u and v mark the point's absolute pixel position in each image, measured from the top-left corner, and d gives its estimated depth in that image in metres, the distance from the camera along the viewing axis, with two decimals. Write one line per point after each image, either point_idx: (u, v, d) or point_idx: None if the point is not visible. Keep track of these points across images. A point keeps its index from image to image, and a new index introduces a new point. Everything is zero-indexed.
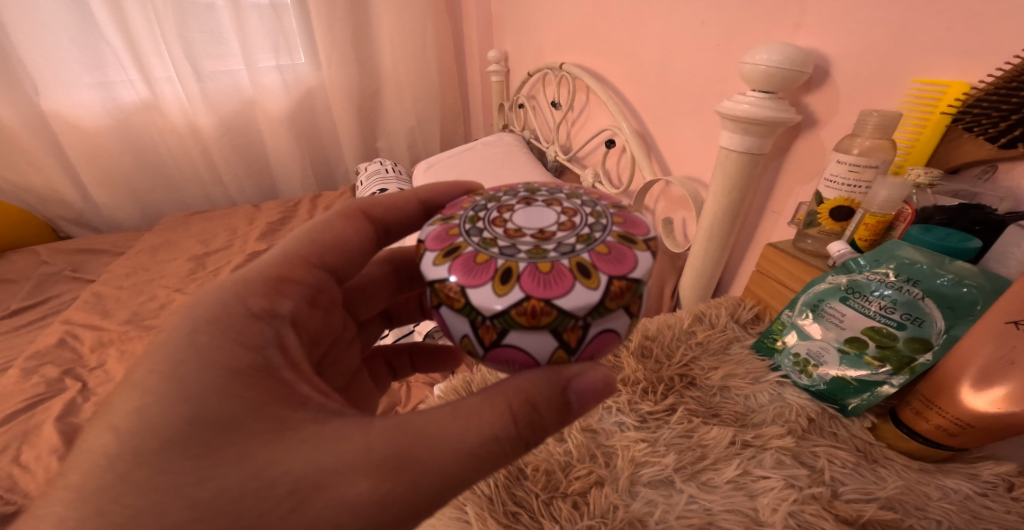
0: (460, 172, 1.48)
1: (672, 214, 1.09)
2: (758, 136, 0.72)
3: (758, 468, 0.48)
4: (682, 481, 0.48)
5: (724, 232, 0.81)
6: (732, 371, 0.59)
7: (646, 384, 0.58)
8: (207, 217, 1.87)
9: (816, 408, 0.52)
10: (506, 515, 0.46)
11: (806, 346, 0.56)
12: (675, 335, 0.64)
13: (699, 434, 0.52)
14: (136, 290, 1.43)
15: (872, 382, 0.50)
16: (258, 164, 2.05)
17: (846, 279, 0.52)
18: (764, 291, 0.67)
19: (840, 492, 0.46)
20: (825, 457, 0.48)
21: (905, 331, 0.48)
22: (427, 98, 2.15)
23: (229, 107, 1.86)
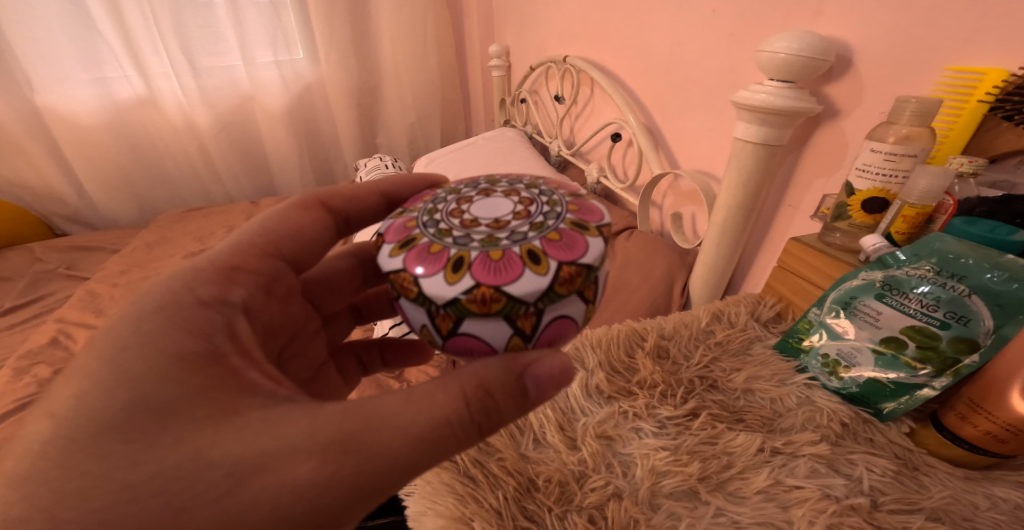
0: (460, 169, 1.43)
1: (681, 209, 1.05)
2: (776, 126, 0.68)
3: (790, 477, 0.45)
4: (707, 492, 0.44)
5: (738, 227, 0.78)
6: (756, 373, 0.55)
7: (664, 387, 0.54)
8: (205, 213, 1.83)
9: (849, 412, 0.49)
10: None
11: (835, 346, 0.53)
12: (693, 336, 0.61)
13: (724, 440, 0.48)
14: (131, 287, 1.40)
15: (910, 385, 0.47)
16: (256, 161, 2.00)
17: (883, 274, 0.49)
18: (785, 287, 0.64)
19: (881, 502, 0.42)
20: (863, 465, 0.45)
21: (949, 331, 0.45)
22: (427, 92, 2.10)
23: (227, 103, 1.82)
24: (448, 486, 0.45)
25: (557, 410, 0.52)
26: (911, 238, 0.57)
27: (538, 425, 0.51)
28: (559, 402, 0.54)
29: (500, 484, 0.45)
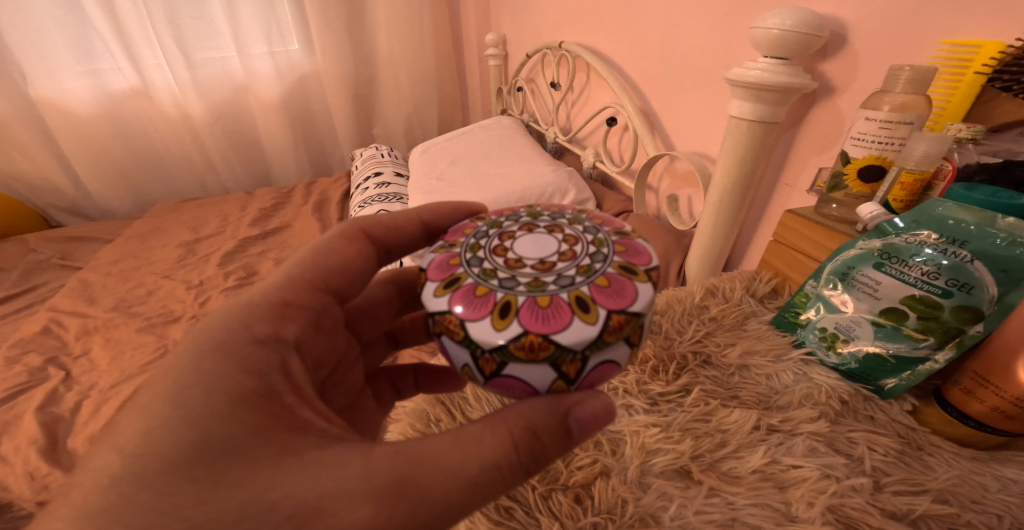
0: (456, 159, 1.38)
1: (677, 191, 1.03)
2: (772, 103, 0.65)
3: (787, 456, 0.43)
4: (700, 472, 0.43)
5: (734, 207, 0.75)
6: (751, 348, 0.54)
7: (656, 362, 0.53)
8: (200, 204, 1.81)
9: (849, 389, 0.48)
10: (498, 510, 0.42)
11: (833, 320, 0.51)
12: (687, 311, 0.60)
13: (718, 418, 0.47)
14: (124, 276, 1.38)
15: (912, 360, 0.46)
16: (251, 152, 1.96)
17: (881, 243, 0.47)
18: (781, 262, 0.62)
19: (883, 484, 0.41)
20: (865, 444, 0.43)
21: (951, 300, 0.42)
22: (423, 82, 2.06)
23: (222, 95, 1.80)
24: None
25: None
26: (910, 207, 0.54)
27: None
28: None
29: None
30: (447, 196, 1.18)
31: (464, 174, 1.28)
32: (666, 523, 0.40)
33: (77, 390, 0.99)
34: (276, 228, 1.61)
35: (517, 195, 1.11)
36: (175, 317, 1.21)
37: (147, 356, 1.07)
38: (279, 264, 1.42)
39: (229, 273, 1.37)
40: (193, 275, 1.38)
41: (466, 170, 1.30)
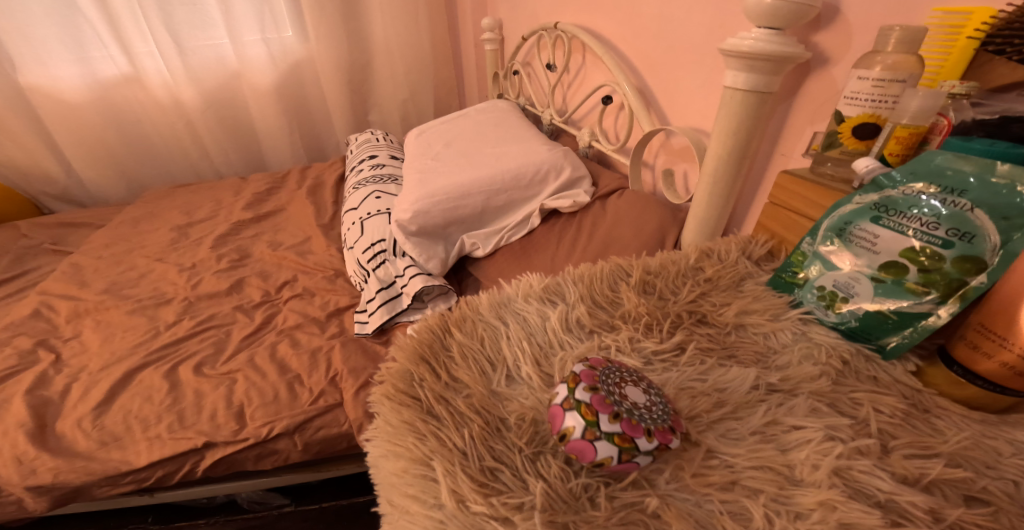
0: (451, 143, 1.33)
1: (673, 167, 1.01)
2: (765, 71, 0.63)
3: (789, 416, 0.39)
4: (697, 433, 0.38)
5: (730, 177, 0.73)
6: (749, 306, 0.50)
7: (648, 319, 0.49)
8: (193, 189, 1.77)
9: (850, 348, 0.44)
10: (482, 472, 0.35)
11: (832, 278, 0.48)
12: (681, 271, 0.56)
13: (713, 376, 0.43)
14: (116, 259, 1.35)
15: (914, 316, 0.43)
16: (245, 138, 1.91)
17: (877, 196, 0.45)
18: (778, 223, 0.59)
19: (892, 448, 0.36)
20: (869, 405, 0.39)
21: (952, 251, 0.40)
22: (420, 68, 1.99)
23: (214, 81, 1.75)
24: (409, 425, 0.38)
25: (534, 345, 0.45)
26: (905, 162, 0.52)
27: (512, 358, 0.44)
28: (537, 337, 0.47)
29: (466, 422, 0.38)
30: (442, 176, 1.14)
31: (459, 156, 1.24)
32: (660, 486, 0.35)
33: (66, 373, 0.96)
34: (270, 212, 1.58)
35: (514, 172, 1.04)
36: (167, 300, 1.19)
37: (139, 338, 1.05)
38: (273, 247, 1.38)
39: (222, 256, 1.35)
40: (185, 258, 1.35)
41: (461, 152, 1.26)
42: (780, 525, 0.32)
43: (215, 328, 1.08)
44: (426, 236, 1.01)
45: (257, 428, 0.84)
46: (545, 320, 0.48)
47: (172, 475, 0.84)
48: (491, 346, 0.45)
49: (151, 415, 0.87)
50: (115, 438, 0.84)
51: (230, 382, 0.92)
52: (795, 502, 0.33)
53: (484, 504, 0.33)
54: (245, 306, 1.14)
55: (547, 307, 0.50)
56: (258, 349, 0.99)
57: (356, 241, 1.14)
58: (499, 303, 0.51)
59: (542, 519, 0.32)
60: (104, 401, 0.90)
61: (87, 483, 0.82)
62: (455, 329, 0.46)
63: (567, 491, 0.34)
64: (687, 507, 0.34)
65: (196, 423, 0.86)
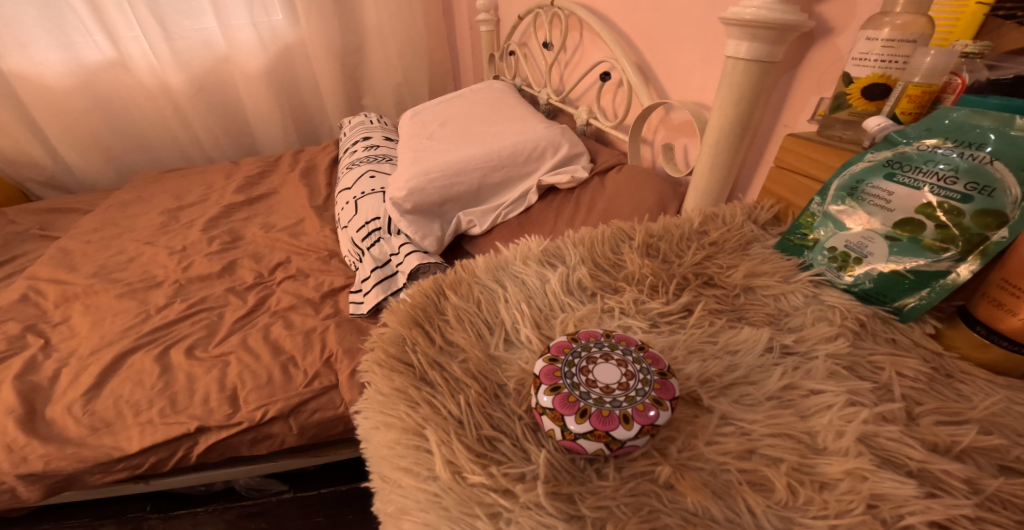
0: (447, 123, 1.29)
1: (672, 142, 0.98)
2: (769, 41, 0.59)
3: (807, 380, 0.36)
4: (710, 398, 0.35)
5: (731, 149, 0.69)
6: (758, 269, 0.48)
7: (653, 279, 0.46)
8: (183, 174, 1.72)
9: (868, 310, 0.42)
10: (479, 442, 0.33)
11: (843, 239, 0.45)
12: (685, 235, 0.53)
13: (725, 338, 0.41)
14: (104, 244, 1.31)
15: (932, 275, 0.40)
16: (235, 122, 1.84)
17: (890, 153, 0.43)
18: (784, 187, 0.57)
19: (918, 414, 0.34)
20: (892, 369, 0.37)
21: (972, 205, 0.38)
22: (413, 51, 1.91)
23: (202, 66, 1.68)
24: (402, 393, 0.35)
25: (532, 307, 0.43)
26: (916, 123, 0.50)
27: (510, 321, 0.42)
28: (536, 299, 0.45)
29: (462, 389, 0.36)
30: (436, 155, 1.10)
31: (454, 135, 1.20)
32: (674, 456, 0.31)
33: (55, 358, 0.93)
34: (262, 195, 1.55)
35: (510, 149, 1.02)
36: (157, 283, 1.16)
37: (129, 322, 1.02)
38: (265, 229, 1.35)
39: (214, 239, 1.31)
40: (176, 242, 1.32)
41: (457, 131, 1.22)
42: (804, 495, 0.29)
43: (207, 311, 1.05)
44: (421, 214, 0.98)
45: (251, 412, 0.82)
46: (545, 282, 0.46)
47: (165, 462, 0.82)
48: (487, 309, 0.43)
49: (142, 400, 0.84)
50: (106, 423, 0.82)
51: (223, 364, 0.89)
52: (819, 471, 0.30)
53: (482, 474, 0.31)
54: (237, 288, 1.11)
55: (547, 270, 0.48)
56: (250, 331, 0.97)
57: (350, 220, 1.11)
58: (496, 267, 0.48)
59: (546, 490, 0.30)
60: (94, 386, 0.87)
61: (79, 471, 0.79)
62: (450, 292, 0.44)
63: (570, 461, 0.32)
64: (701, 477, 0.30)
65: (188, 407, 0.83)
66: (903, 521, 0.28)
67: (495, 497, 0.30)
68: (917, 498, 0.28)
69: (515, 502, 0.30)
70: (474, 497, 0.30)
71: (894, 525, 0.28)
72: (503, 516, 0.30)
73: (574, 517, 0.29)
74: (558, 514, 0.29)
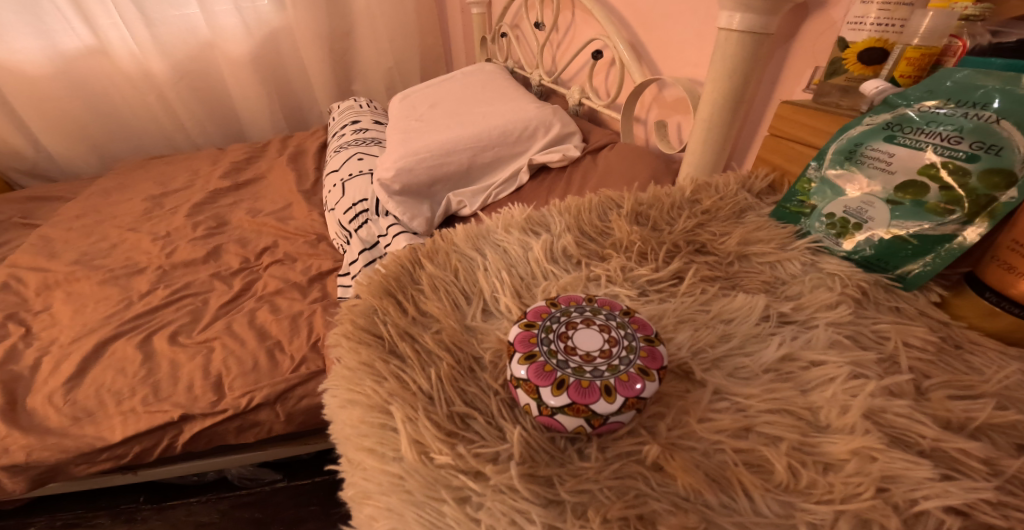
0: (437, 104, 1.24)
1: (665, 119, 0.95)
2: (763, 12, 0.56)
3: (807, 350, 0.34)
4: (702, 371, 0.33)
5: (724, 125, 0.65)
6: (754, 236, 0.46)
7: (641, 246, 0.44)
8: (168, 161, 1.65)
9: (869, 278, 0.40)
10: (450, 419, 0.30)
11: (842, 204, 0.44)
12: (676, 204, 0.51)
13: (718, 305, 0.39)
14: (87, 231, 1.27)
15: (938, 239, 0.38)
16: (221, 108, 1.76)
17: (890, 115, 0.41)
18: (779, 155, 0.54)
19: (927, 388, 0.32)
20: (898, 339, 0.35)
21: (978, 165, 0.36)
22: (404, 33, 1.78)
23: (185, 52, 1.60)
24: (368, 367, 0.33)
25: (514, 276, 0.41)
26: None
27: (489, 290, 0.40)
28: (518, 268, 0.42)
29: (433, 361, 0.33)
30: (425, 136, 1.06)
31: (444, 116, 1.16)
32: (662, 434, 0.29)
33: (36, 347, 0.90)
34: (249, 180, 1.49)
35: (500, 128, 0.98)
36: (140, 269, 1.12)
37: (111, 309, 0.98)
38: (252, 214, 1.30)
39: (199, 224, 1.27)
40: (160, 227, 1.27)
41: (446, 112, 1.17)
42: (807, 478, 0.27)
43: (192, 297, 1.02)
44: (410, 195, 0.95)
45: (236, 399, 0.79)
46: (528, 250, 0.44)
47: (150, 451, 0.79)
48: (465, 278, 0.41)
49: (124, 388, 0.81)
50: (87, 413, 0.79)
51: (207, 350, 0.87)
52: (822, 451, 0.28)
53: (451, 453, 0.28)
54: (223, 273, 1.08)
55: (530, 237, 0.46)
56: (236, 316, 0.94)
57: (337, 202, 1.08)
58: (476, 235, 0.46)
59: (519, 471, 0.27)
60: (75, 374, 0.84)
61: (61, 462, 0.76)
62: (426, 261, 0.42)
63: (549, 441, 0.30)
64: (693, 458, 0.28)
65: (172, 395, 0.80)
66: (916, 506, 0.25)
67: (464, 479, 0.27)
68: (930, 480, 0.26)
69: (484, 484, 0.27)
70: (442, 480, 0.28)
71: (906, 511, 0.25)
72: (474, 501, 0.27)
73: (551, 502, 0.27)
74: (534, 499, 0.27)
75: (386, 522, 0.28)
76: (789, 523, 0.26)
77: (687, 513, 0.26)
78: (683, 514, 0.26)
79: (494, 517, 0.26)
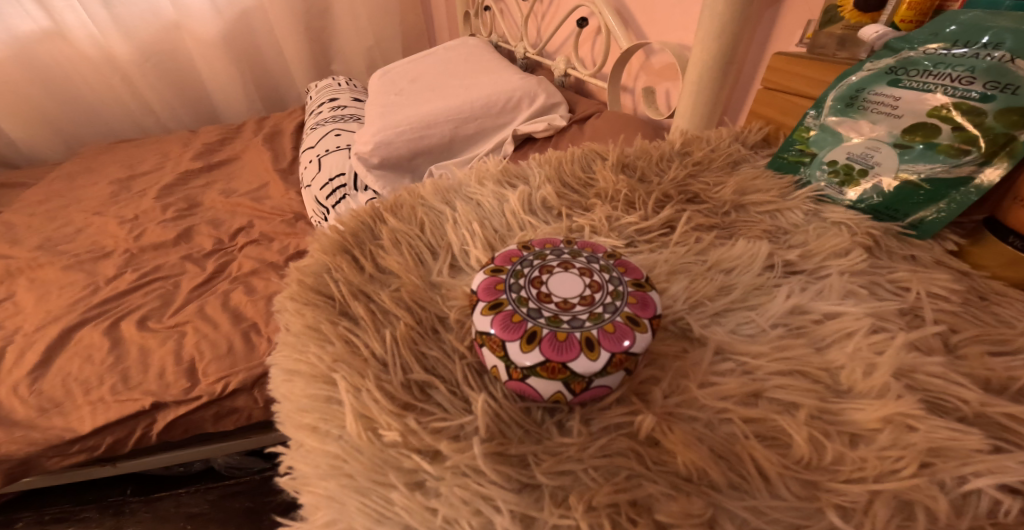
0: (416, 75, 1.16)
1: (653, 87, 0.91)
2: None
3: (819, 302, 0.31)
4: (701, 328, 0.30)
5: (715, 89, 0.61)
6: (753, 185, 0.43)
7: (627, 194, 0.41)
8: (136, 145, 1.47)
9: (879, 226, 0.37)
10: (407, 389, 0.27)
11: (845, 151, 0.41)
12: (664, 156, 0.47)
13: (716, 254, 0.36)
14: (49, 215, 1.12)
15: (952, 183, 0.35)
16: (191, 89, 1.60)
17: (893, 59, 0.39)
18: (773, 108, 0.51)
19: (955, 343, 0.29)
20: (920, 290, 0.32)
21: (993, 104, 0.33)
22: (384, 10, 1.66)
23: (149, 34, 1.45)
24: (315, 329, 0.29)
25: (487, 228, 0.38)
26: None
27: (459, 243, 0.37)
28: (492, 221, 0.40)
29: (390, 322, 0.30)
30: (404, 109, 1.00)
31: (423, 88, 1.09)
32: (658, 403, 0.26)
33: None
34: (223, 161, 1.34)
35: (483, 100, 0.93)
36: (106, 253, 0.99)
37: (75, 295, 0.88)
38: (225, 194, 1.18)
39: (168, 206, 1.13)
40: (126, 210, 1.13)
41: (427, 84, 1.10)
42: (834, 452, 0.24)
43: (162, 280, 0.92)
44: (389, 169, 0.90)
45: (210, 385, 0.72)
46: (503, 202, 0.41)
47: (123, 443, 0.72)
48: (431, 232, 0.38)
49: (92, 377, 0.73)
50: (54, 403, 0.71)
51: (179, 335, 0.78)
52: (848, 420, 0.25)
53: (399, 429, 0.24)
54: (195, 255, 0.98)
55: (506, 189, 0.43)
56: (208, 298, 0.85)
57: (313, 178, 1.01)
58: (447, 188, 0.43)
59: (483, 451, 0.24)
60: (40, 365, 0.75)
61: (31, 455, 0.70)
62: (388, 215, 0.39)
63: (524, 414, 0.26)
64: (694, 431, 0.25)
65: (143, 383, 0.73)
66: (967, 484, 0.22)
67: (417, 461, 0.24)
68: (980, 453, 0.23)
69: (441, 467, 0.23)
70: (391, 461, 0.24)
71: (954, 490, 0.22)
72: (429, 487, 0.23)
73: (527, 487, 0.24)
74: (503, 482, 0.23)
75: (326, 512, 0.24)
76: (812, 506, 0.23)
77: (689, 497, 0.23)
78: (684, 498, 0.23)
79: (451, 506, 0.22)
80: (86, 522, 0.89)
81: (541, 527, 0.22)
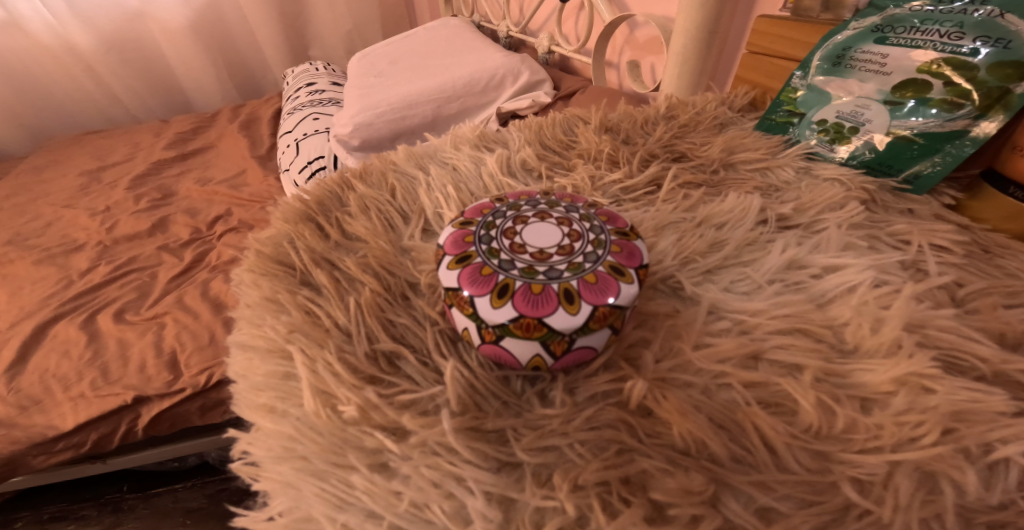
0: (396, 55, 1.12)
1: (638, 61, 0.88)
2: None
3: (815, 256, 0.30)
4: (692, 288, 0.29)
5: (699, 59, 0.59)
6: (741, 143, 0.41)
7: (610, 153, 0.40)
8: (106, 135, 1.41)
9: (874, 182, 0.35)
10: (372, 361, 0.25)
11: (834, 109, 0.39)
12: (648, 118, 0.46)
13: (704, 210, 0.34)
14: (17, 210, 1.07)
15: (946, 137, 0.34)
16: (161, 77, 1.53)
17: (879, 17, 0.38)
18: (760, 72, 0.49)
19: (963, 298, 0.27)
20: (922, 243, 0.30)
21: (985, 57, 0.32)
22: None
23: (111, 22, 1.39)
24: (275, 304, 0.28)
25: (462, 191, 0.36)
26: None
27: (431, 207, 0.35)
28: (468, 184, 0.38)
29: (355, 289, 0.28)
30: (383, 90, 0.96)
31: (403, 68, 1.05)
32: (649, 369, 0.24)
33: None
34: (198, 150, 1.29)
35: (465, 78, 0.90)
36: (79, 246, 0.95)
37: (48, 289, 0.84)
38: (201, 183, 1.13)
39: (142, 196, 1.08)
40: (98, 202, 1.08)
41: (407, 65, 1.06)
42: (844, 417, 0.22)
43: (138, 272, 0.88)
44: (371, 151, 0.86)
45: (193, 377, 0.68)
46: (480, 166, 0.39)
47: (109, 439, 0.69)
48: (403, 197, 0.36)
49: (71, 373, 0.70)
50: (34, 401, 0.68)
51: (158, 326, 0.74)
52: (856, 382, 0.23)
53: (359, 404, 0.23)
54: (171, 246, 0.94)
55: (483, 153, 0.41)
56: (187, 288, 0.81)
57: (292, 162, 0.97)
58: (422, 154, 0.41)
59: (453, 426, 0.22)
60: (14, 363, 0.71)
61: (15, 454, 0.68)
62: (356, 182, 0.37)
63: (502, 383, 0.24)
64: (690, 399, 0.23)
65: (123, 377, 0.69)
66: (994, 453, 0.21)
67: (381, 439, 0.22)
68: (1004, 415, 0.21)
69: (406, 446, 0.22)
70: (351, 441, 0.22)
71: (980, 460, 0.21)
72: (393, 468, 0.22)
73: (507, 465, 0.22)
74: (479, 461, 0.21)
75: (284, 499, 0.22)
76: (825, 481, 0.21)
77: (687, 472, 0.21)
78: (682, 473, 0.21)
79: (418, 490, 0.21)
80: (84, 521, 0.86)
81: (522, 508, 0.21)
